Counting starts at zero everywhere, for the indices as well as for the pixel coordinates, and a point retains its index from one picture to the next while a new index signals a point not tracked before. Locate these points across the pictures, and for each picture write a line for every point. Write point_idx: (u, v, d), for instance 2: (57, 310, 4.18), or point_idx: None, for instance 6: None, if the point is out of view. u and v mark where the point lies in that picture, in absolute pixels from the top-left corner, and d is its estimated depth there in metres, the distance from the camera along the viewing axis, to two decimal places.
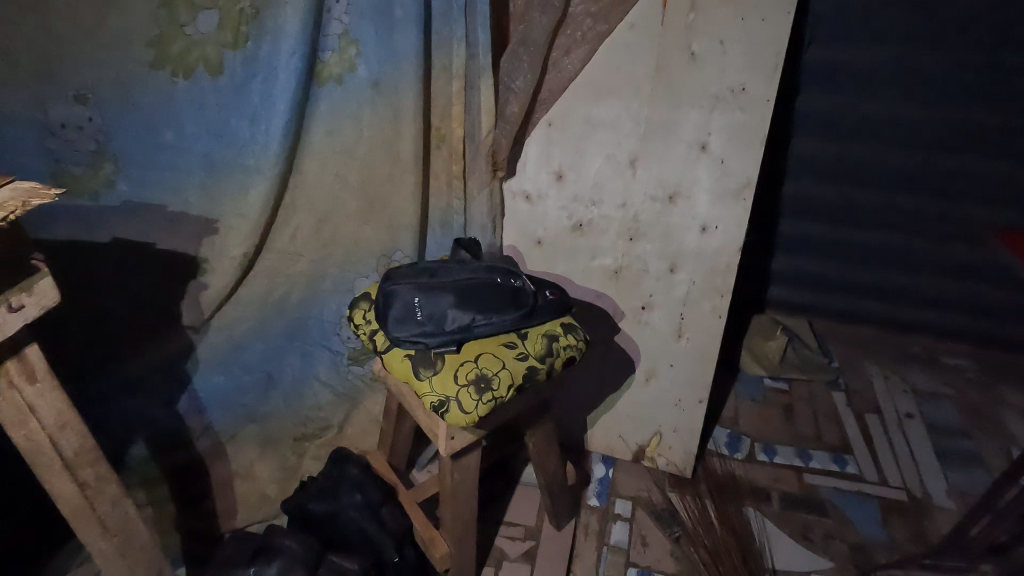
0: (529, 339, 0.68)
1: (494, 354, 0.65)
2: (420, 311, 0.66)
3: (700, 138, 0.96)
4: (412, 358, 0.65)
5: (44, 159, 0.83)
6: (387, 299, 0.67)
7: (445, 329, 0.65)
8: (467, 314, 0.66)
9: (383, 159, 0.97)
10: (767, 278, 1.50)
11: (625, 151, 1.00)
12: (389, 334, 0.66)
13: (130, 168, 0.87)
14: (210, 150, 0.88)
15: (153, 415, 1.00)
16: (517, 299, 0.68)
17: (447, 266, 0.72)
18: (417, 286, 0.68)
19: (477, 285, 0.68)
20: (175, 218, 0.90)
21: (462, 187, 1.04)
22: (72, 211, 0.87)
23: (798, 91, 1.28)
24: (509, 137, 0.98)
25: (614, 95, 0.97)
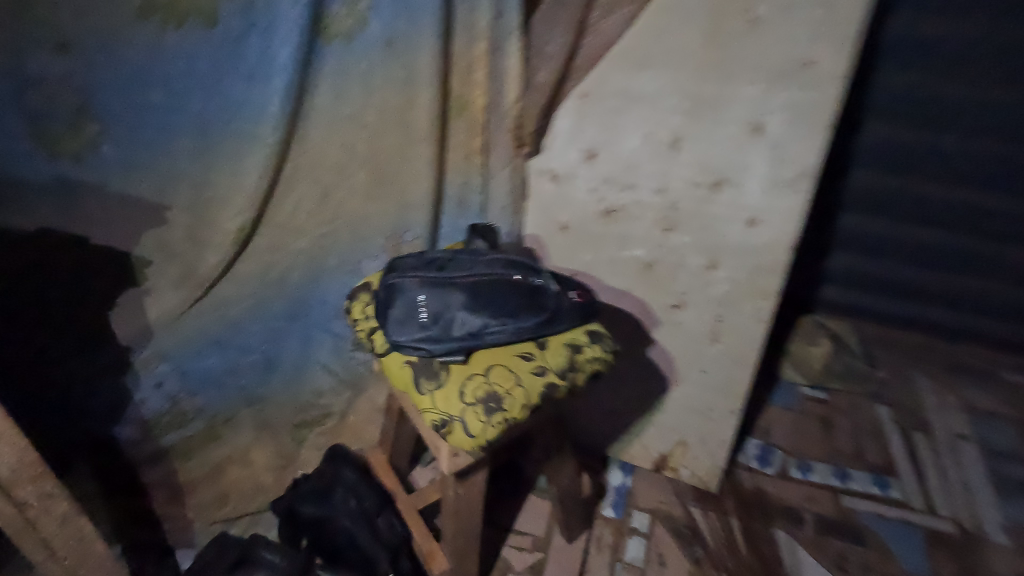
0: (549, 349, 0.59)
1: (508, 368, 0.56)
2: (424, 311, 0.57)
3: (754, 118, 0.83)
4: (414, 367, 0.57)
5: (20, 117, 0.73)
6: (389, 294, 0.59)
7: (452, 334, 0.57)
8: (479, 318, 0.57)
9: (396, 129, 0.88)
10: (814, 275, 1.38)
11: (667, 130, 0.88)
12: (388, 335, 0.58)
13: (114, 127, 0.77)
14: (203, 111, 0.79)
15: (144, 396, 0.91)
16: (538, 302, 0.59)
17: (460, 258, 0.63)
18: (423, 280, 0.59)
19: (493, 283, 0.59)
20: (167, 187, 0.81)
21: (482, 163, 0.94)
22: (53, 177, 0.78)
23: (872, 69, 1.13)
24: (538, 109, 0.87)
25: (659, 65, 0.85)
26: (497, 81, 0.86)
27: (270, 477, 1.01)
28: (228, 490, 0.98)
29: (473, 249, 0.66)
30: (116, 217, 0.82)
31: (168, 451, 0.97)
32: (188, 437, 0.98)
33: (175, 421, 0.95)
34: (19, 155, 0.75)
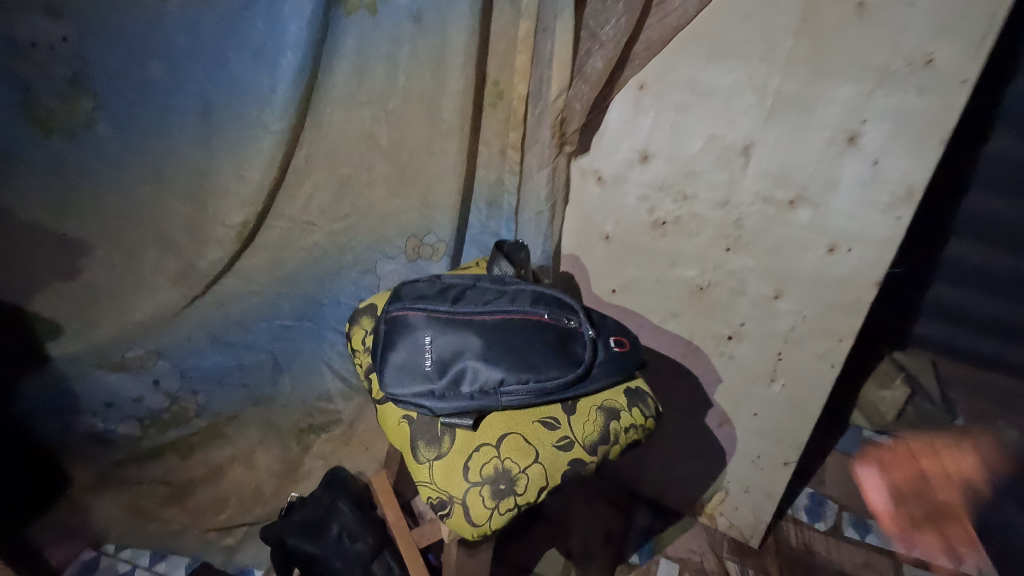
0: (578, 414, 0.48)
1: (524, 439, 0.46)
2: (430, 356, 0.48)
3: (849, 125, 0.68)
4: (412, 425, 0.47)
5: (7, 87, 0.64)
6: (388, 332, 0.50)
7: (463, 387, 0.47)
8: (496, 369, 0.47)
9: (422, 118, 0.77)
10: (914, 305, 1.22)
11: (739, 133, 0.74)
12: (383, 386, 0.48)
13: (111, 102, 0.68)
14: (206, 89, 0.69)
15: (138, 393, 0.84)
16: (568, 351, 0.50)
17: (476, 291, 0.54)
18: (432, 316, 0.50)
19: (514, 323, 0.50)
20: (165, 173, 0.72)
21: (518, 160, 0.83)
22: (44, 156, 0.69)
23: (1015, 71, 0.97)
24: (586, 102, 0.75)
25: (735, 55, 0.70)
26: (541, 66, 0.74)
27: (270, 486, 0.95)
28: (226, 494, 0.93)
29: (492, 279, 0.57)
30: (71, 235, 0.72)
31: (170, 447, 0.91)
32: (187, 435, 0.91)
33: (173, 419, 0.89)
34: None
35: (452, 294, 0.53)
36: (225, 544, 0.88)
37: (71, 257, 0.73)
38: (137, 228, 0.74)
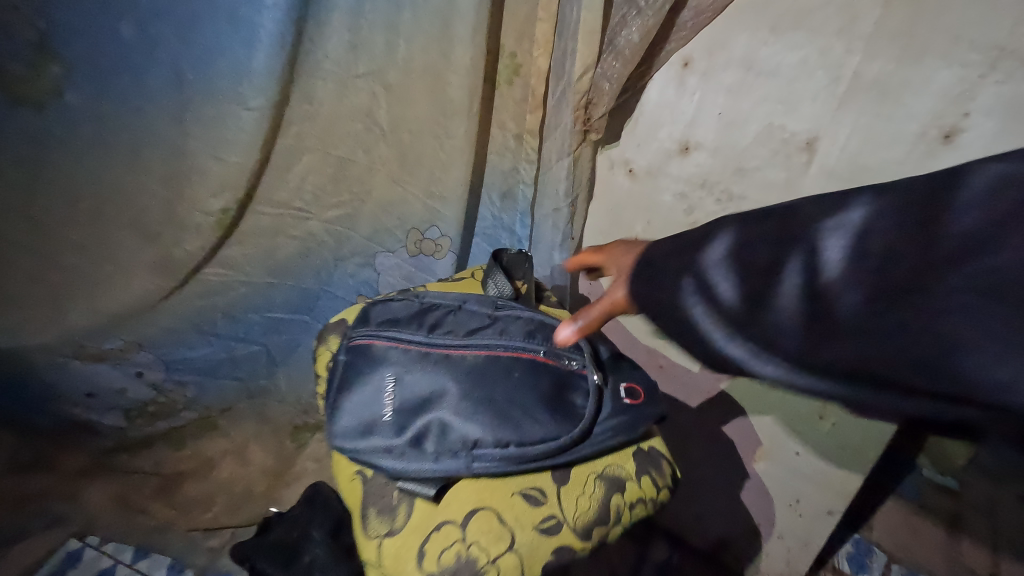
0: (568, 490, 0.45)
1: (497, 518, 0.44)
2: (392, 401, 0.46)
3: (944, 119, 0.54)
4: (365, 486, 0.48)
5: None
6: (355, 365, 0.48)
7: (425, 444, 0.44)
8: (463, 427, 0.44)
9: (428, 95, 0.68)
10: None
11: (802, 124, 0.63)
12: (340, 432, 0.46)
13: (80, 68, 0.58)
14: (180, 58, 0.59)
15: (121, 383, 0.79)
16: (563, 403, 0.46)
17: (460, 316, 0.51)
18: (401, 349, 0.48)
19: (497, 360, 0.47)
20: (139, 153, 0.64)
21: (535, 147, 0.74)
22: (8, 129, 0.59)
23: None
24: (616, 83, 0.63)
25: (798, 29, 0.59)
26: (564, 38, 0.64)
27: (262, 485, 0.89)
28: (215, 491, 0.87)
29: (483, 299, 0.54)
30: (31, 219, 0.64)
31: (161, 437, 0.88)
32: (177, 426, 0.88)
33: (162, 409, 0.85)
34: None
35: (430, 319, 0.50)
36: (212, 544, 0.83)
37: (29, 242, 0.66)
38: (107, 211, 0.67)
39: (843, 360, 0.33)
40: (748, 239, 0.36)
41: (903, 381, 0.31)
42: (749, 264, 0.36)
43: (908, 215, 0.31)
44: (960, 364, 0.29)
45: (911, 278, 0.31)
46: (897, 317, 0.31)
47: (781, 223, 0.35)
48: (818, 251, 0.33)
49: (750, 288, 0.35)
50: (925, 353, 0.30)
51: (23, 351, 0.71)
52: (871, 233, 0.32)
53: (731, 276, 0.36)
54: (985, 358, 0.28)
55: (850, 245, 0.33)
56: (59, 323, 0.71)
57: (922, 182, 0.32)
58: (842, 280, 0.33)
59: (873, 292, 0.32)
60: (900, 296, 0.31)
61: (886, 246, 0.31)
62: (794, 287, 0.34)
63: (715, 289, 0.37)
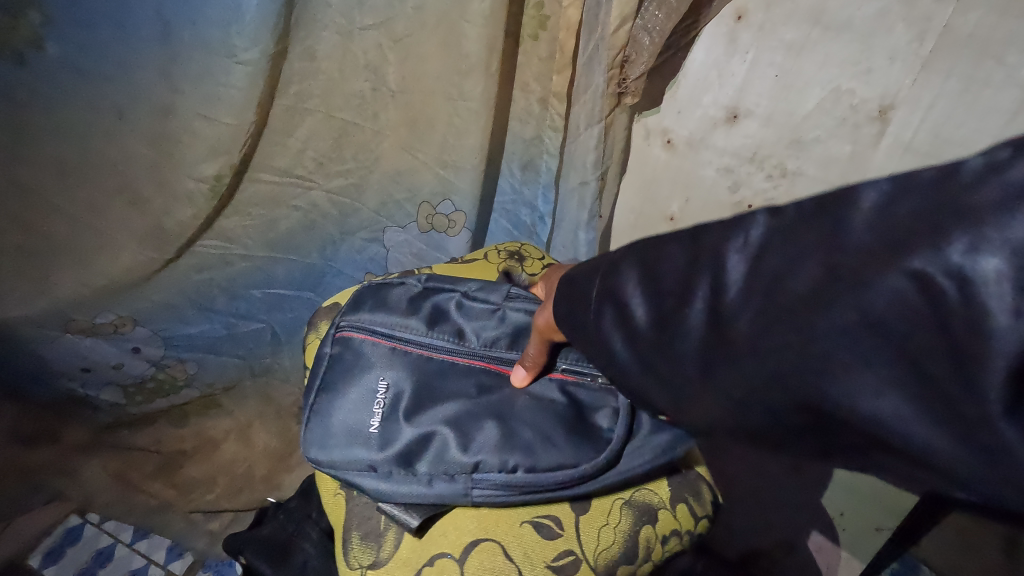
0: (581, 521, 0.46)
1: (499, 550, 0.44)
2: (383, 411, 0.47)
3: None
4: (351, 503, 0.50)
5: None
6: (346, 368, 0.49)
7: (416, 465, 0.45)
8: (460, 448, 0.44)
9: (441, 48, 0.61)
10: None
11: (873, 89, 0.56)
12: (321, 444, 0.47)
13: (59, 11, 0.52)
14: (163, 3, 0.53)
15: (117, 359, 0.75)
16: (580, 424, 0.46)
17: (464, 313, 0.52)
18: (399, 356, 0.49)
19: (503, 377, 0.49)
20: (125, 112, 0.58)
21: (562, 112, 0.67)
22: None
23: None
24: (657, 33, 0.56)
25: None
26: None
27: (262, 468, 0.85)
28: (217, 472, 0.84)
29: (491, 287, 0.54)
30: (16, 181, 0.59)
31: (163, 413, 0.84)
32: (180, 404, 0.85)
33: (163, 386, 0.81)
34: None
35: (430, 319, 0.51)
36: (212, 528, 0.80)
37: (13, 206, 0.61)
38: (93, 173, 0.61)
39: (736, 397, 0.30)
40: (655, 266, 0.34)
41: (806, 417, 0.27)
42: (656, 288, 0.33)
43: (802, 237, 0.28)
44: (845, 396, 0.25)
45: (804, 303, 0.27)
46: (787, 350, 0.27)
47: (685, 244, 0.33)
48: (721, 277, 0.31)
49: (656, 315, 0.33)
50: (812, 385, 0.27)
51: (11, 325, 0.67)
52: (768, 259, 0.29)
53: (638, 309, 0.34)
54: (873, 390, 0.24)
55: (744, 268, 0.30)
56: (47, 295, 0.66)
57: (815, 202, 0.28)
58: (748, 309, 0.29)
59: (765, 315, 0.29)
60: (789, 324, 0.28)
61: (781, 269, 0.28)
62: (702, 323, 0.31)
63: (639, 304, 0.34)
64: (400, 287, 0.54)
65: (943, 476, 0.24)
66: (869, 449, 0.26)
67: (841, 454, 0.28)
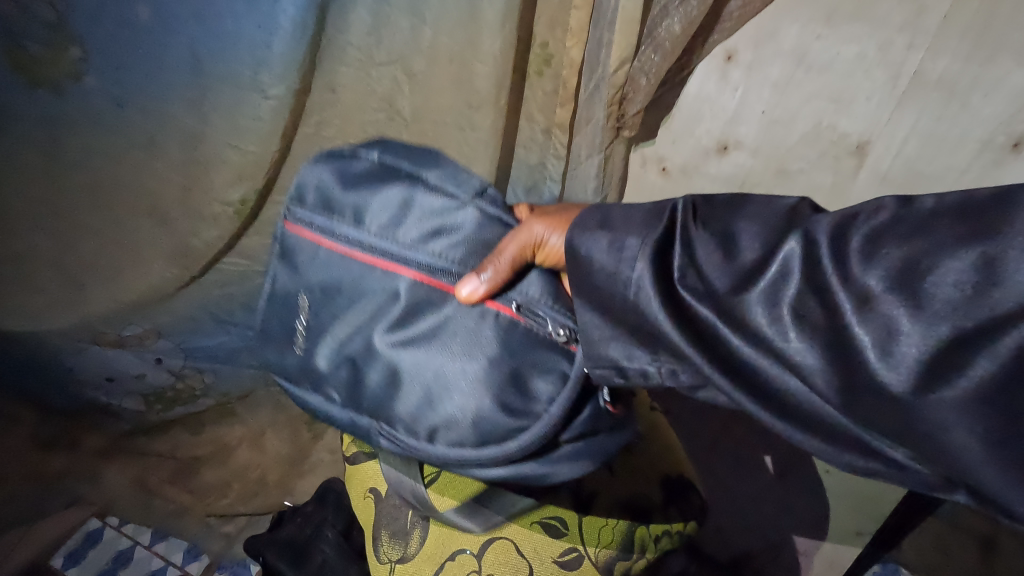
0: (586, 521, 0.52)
1: (514, 547, 0.52)
2: (308, 326, 0.51)
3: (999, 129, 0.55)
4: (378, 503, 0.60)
5: None
6: (292, 253, 0.51)
7: (332, 390, 0.49)
8: (369, 398, 0.47)
9: (452, 77, 0.65)
10: None
11: (855, 125, 0.61)
12: (271, 346, 0.54)
13: (100, 43, 0.55)
14: (197, 41, 0.57)
15: (139, 370, 0.79)
16: (497, 402, 0.42)
17: (412, 207, 0.46)
18: (330, 254, 0.48)
19: (428, 297, 0.44)
20: (157, 141, 0.63)
21: (563, 143, 0.71)
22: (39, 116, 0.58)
23: None
24: (654, 75, 0.61)
25: (852, 23, 0.56)
26: (600, 26, 0.61)
27: (275, 474, 0.90)
28: (231, 478, 0.88)
29: (462, 181, 0.47)
30: (55, 204, 0.63)
31: (179, 420, 0.88)
32: (197, 412, 0.89)
33: (179, 396, 0.85)
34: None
35: (372, 210, 0.47)
36: (226, 530, 0.84)
37: (52, 227, 0.65)
38: (124, 197, 0.65)
39: (851, 404, 0.28)
40: (734, 222, 0.34)
41: (900, 432, 0.27)
42: (730, 239, 0.34)
43: (944, 228, 0.26)
44: (948, 424, 0.26)
45: (940, 311, 0.26)
46: (921, 365, 0.26)
47: (767, 207, 0.34)
48: (816, 243, 0.31)
49: (736, 270, 0.33)
50: (920, 408, 0.26)
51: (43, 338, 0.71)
52: (892, 244, 0.28)
53: (711, 253, 0.34)
54: (987, 439, 0.25)
55: (864, 243, 0.29)
56: (80, 309, 0.70)
57: (960, 198, 0.27)
58: (878, 288, 0.28)
59: (895, 302, 0.27)
60: (924, 331, 0.26)
61: (914, 259, 0.27)
62: (792, 278, 0.31)
63: (692, 260, 0.34)
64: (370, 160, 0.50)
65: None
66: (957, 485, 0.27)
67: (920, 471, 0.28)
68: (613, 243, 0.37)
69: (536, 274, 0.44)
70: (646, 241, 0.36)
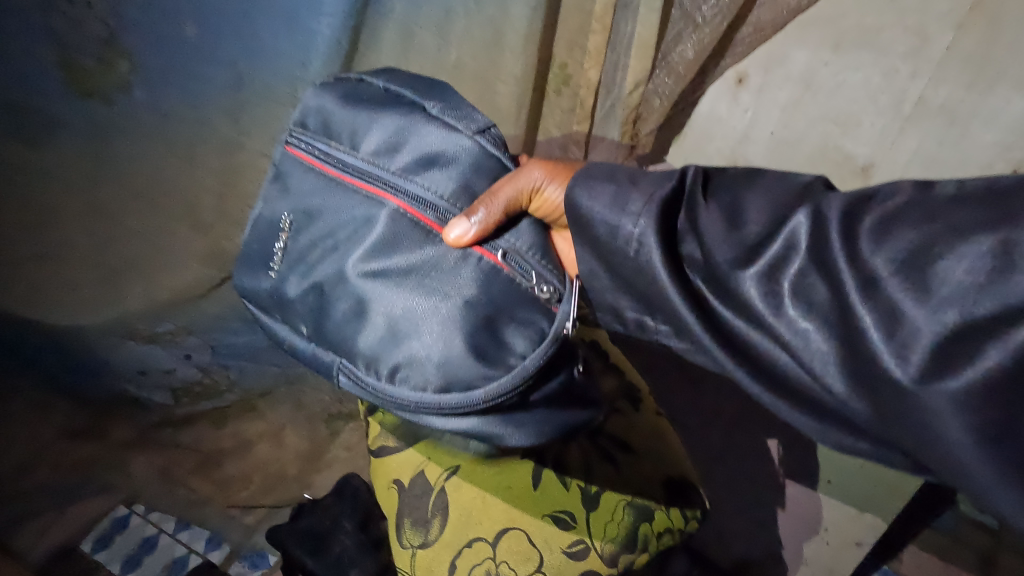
0: (592, 517, 0.59)
1: (526, 538, 0.58)
2: (285, 248, 0.52)
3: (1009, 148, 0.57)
4: (401, 495, 0.64)
5: (40, 41, 0.54)
6: (285, 172, 0.53)
7: (299, 317, 0.52)
8: (335, 331, 0.49)
9: (477, 92, 0.74)
10: None
11: (860, 147, 0.66)
12: (246, 261, 0.55)
13: (146, 62, 0.60)
14: (236, 56, 0.63)
15: (170, 365, 0.82)
16: (468, 345, 0.44)
17: (411, 138, 0.48)
18: (323, 175, 0.50)
19: (411, 228, 0.47)
20: (196, 148, 0.67)
21: (580, 156, 0.82)
22: (83, 125, 0.60)
23: None
24: (666, 96, 0.70)
25: (842, 54, 0.63)
26: (616, 51, 0.70)
27: (294, 468, 0.95)
28: (251, 471, 0.91)
29: (465, 116, 0.50)
30: (98, 205, 0.64)
31: (203, 415, 0.89)
32: (221, 408, 0.90)
33: (204, 390, 0.88)
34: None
35: (371, 136, 0.49)
36: (246, 522, 0.89)
37: (89, 227, 0.65)
38: (163, 203, 0.69)
39: (865, 387, 0.31)
40: (740, 195, 0.38)
41: (897, 419, 0.30)
42: (733, 208, 0.38)
43: (963, 215, 0.29)
44: (942, 413, 0.29)
45: (949, 297, 0.29)
46: (930, 356, 0.29)
47: (775, 187, 0.37)
48: (824, 215, 0.34)
49: (738, 258, 0.36)
50: (919, 400, 0.29)
51: (76, 332, 0.71)
52: (904, 228, 0.31)
53: (722, 223, 0.38)
54: (978, 438, 0.28)
55: (876, 224, 0.32)
56: (118, 308, 0.73)
57: (982, 183, 0.29)
58: (885, 270, 0.31)
59: (903, 287, 0.30)
60: (933, 316, 0.29)
61: (925, 243, 0.30)
62: (798, 253, 0.34)
63: (700, 239, 0.38)
64: (376, 89, 0.54)
65: (1007, 502, 0.28)
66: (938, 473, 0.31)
67: (909, 455, 0.32)
68: (615, 201, 0.41)
69: (525, 227, 0.49)
70: (649, 200, 0.40)
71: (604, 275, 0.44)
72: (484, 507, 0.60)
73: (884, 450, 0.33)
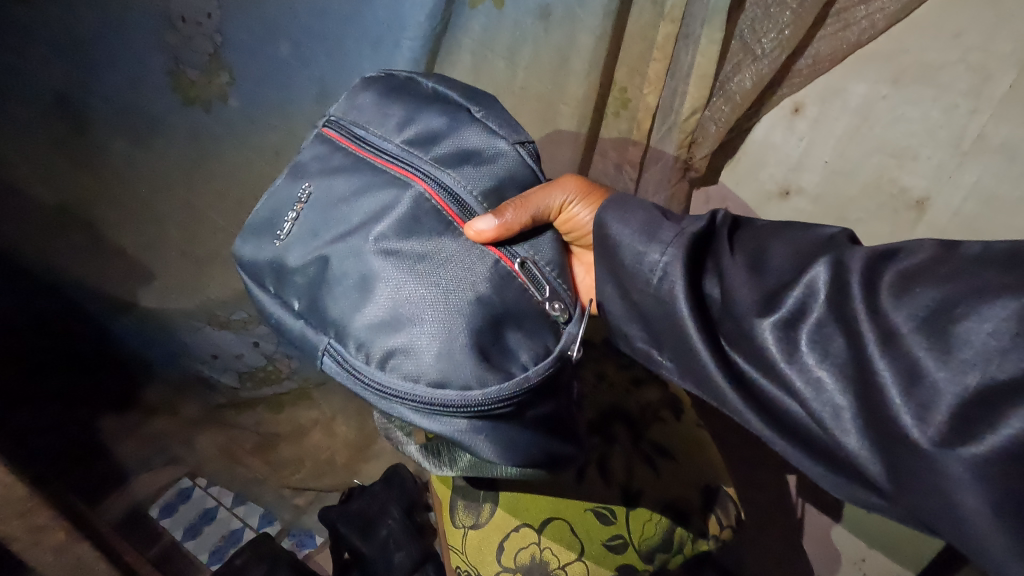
0: (632, 520, 0.65)
1: (568, 528, 0.65)
2: (297, 217, 0.52)
3: None
4: (455, 487, 0.73)
5: (161, 55, 0.62)
6: (311, 149, 0.55)
7: (295, 294, 0.51)
8: (331, 307, 0.48)
9: (538, 114, 0.80)
10: None
11: (917, 180, 0.68)
12: (249, 228, 0.54)
13: (244, 77, 0.67)
14: (323, 73, 0.71)
15: (239, 350, 0.84)
16: (471, 342, 0.45)
17: (453, 135, 0.53)
18: (353, 155, 0.53)
19: (433, 212, 0.49)
20: (282, 152, 0.75)
21: (634, 178, 0.84)
22: (189, 130, 0.66)
23: None
24: (722, 124, 0.72)
25: (897, 88, 0.66)
26: (676, 78, 0.73)
27: (342, 456, 1.00)
28: (305, 455, 0.97)
29: (510, 127, 0.55)
30: (193, 201, 0.70)
31: (264, 400, 0.91)
32: (280, 394, 0.92)
33: (270, 376, 0.89)
34: (66, 73, 0.57)
35: (415, 126, 0.53)
36: (297, 502, 1.01)
37: (178, 219, 0.70)
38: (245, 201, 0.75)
39: (883, 447, 0.33)
40: (766, 243, 0.41)
41: (914, 484, 0.31)
42: (757, 255, 0.41)
43: (988, 276, 0.30)
44: (961, 480, 0.29)
45: (970, 360, 0.30)
46: (950, 420, 0.30)
47: (809, 234, 0.40)
48: (845, 266, 0.36)
49: (766, 295, 0.39)
50: (935, 462, 0.30)
51: (167, 316, 0.75)
52: (927, 285, 0.32)
53: (745, 263, 0.41)
54: (995, 508, 0.29)
55: (897, 279, 0.34)
56: (200, 294, 0.77)
57: (1007, 247, 0.31)
58: (905, 326, 0.32)
59: (925, 345, 0.31)
60: (953, 378, 0.30)
61: (948, 302, 0.31)
62: (821, 291, 0.36)
63: (725, 273, 0.42)
64: (425, 89, 0.57)
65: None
66: (955, 544, 0.31)
67: (926, 527, 0.32)
68: (647, 229, 0.45)
69: (548, 244, 0.54)
70: (679, 235, 0.43)
71: (629, 310, 0.47)
72: (531, 498, 0.67)
73: (904, 516, 0.34)
